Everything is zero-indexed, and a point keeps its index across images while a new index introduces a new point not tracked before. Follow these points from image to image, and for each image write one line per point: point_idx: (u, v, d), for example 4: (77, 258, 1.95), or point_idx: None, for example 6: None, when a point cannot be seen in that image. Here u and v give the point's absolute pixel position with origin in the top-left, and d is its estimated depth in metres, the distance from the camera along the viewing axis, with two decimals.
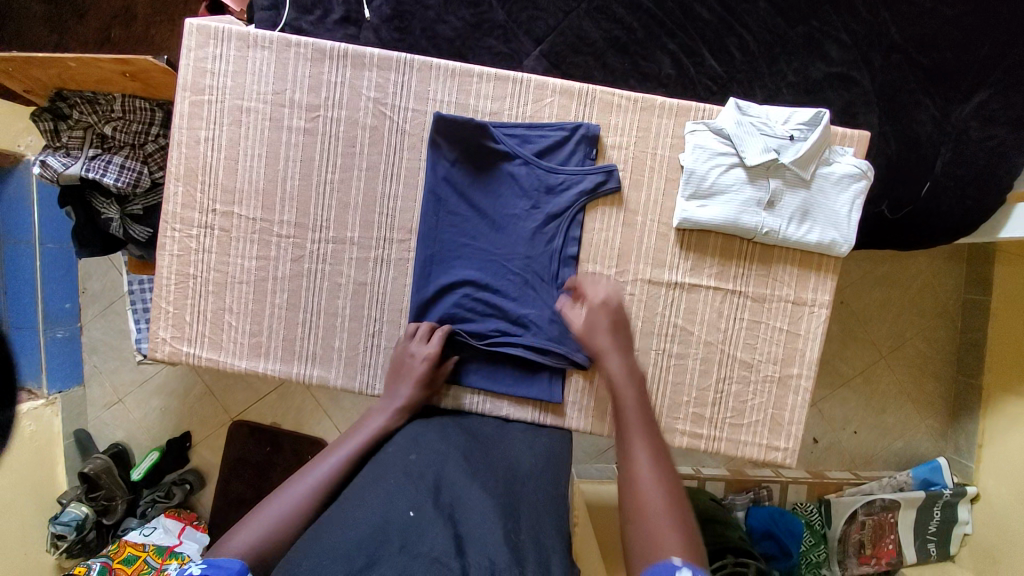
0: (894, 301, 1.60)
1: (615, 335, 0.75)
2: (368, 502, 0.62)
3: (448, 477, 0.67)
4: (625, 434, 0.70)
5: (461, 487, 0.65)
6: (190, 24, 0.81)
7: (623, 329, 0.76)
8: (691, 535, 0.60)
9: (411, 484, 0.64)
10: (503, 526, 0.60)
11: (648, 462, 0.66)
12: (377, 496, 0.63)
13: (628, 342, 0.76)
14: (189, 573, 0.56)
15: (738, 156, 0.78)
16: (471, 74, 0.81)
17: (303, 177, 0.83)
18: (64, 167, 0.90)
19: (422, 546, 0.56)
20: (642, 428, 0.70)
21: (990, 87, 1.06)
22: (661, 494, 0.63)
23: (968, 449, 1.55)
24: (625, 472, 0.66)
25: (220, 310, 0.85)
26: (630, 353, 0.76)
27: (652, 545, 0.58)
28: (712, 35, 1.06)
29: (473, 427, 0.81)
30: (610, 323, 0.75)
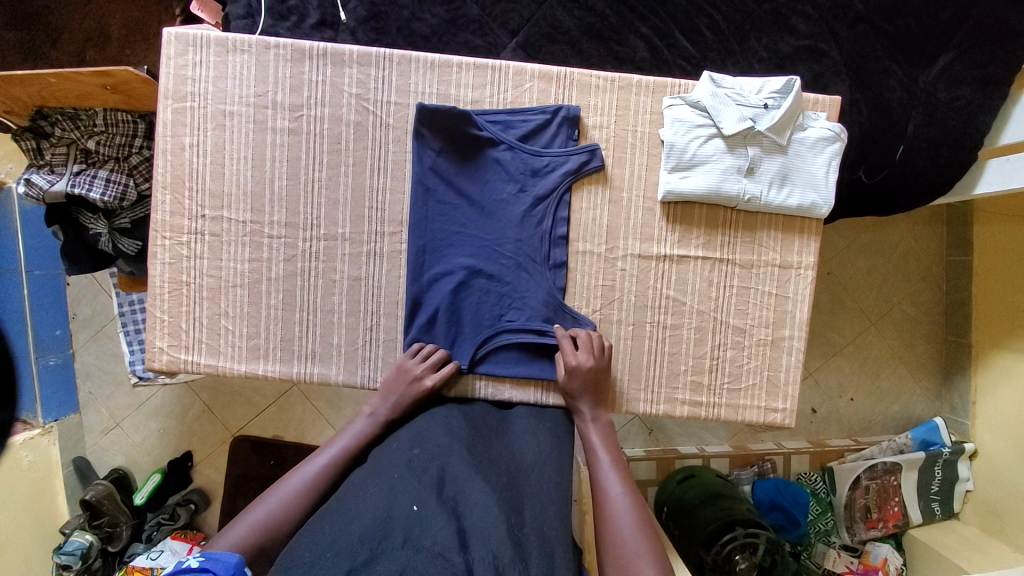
0: (880, 269, 1.63)
1: (589, 393, 0.79)
2: (370, 495, 0.61)
3: (451, 471, 0.65)
4: (599, 481, 0.73)
5: (465, 481, 0.63)
6: (168, 33, 0.82)
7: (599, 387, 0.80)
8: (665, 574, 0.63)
9: (413, 477, 0.63)
10: (507, 519, 0.58)
11: (623, 505, 0.69)
12: (378, 489, 0.62)
13: (603, 397, 0.80)
14: (186, 565, 0.56)
15: (715, 127, 0.80)
16: (450, 65, 0.83)
17: (290, 177, 0.84)
18: (49, 184, 0.90)
19: (424, 540, 0.54)
20: (615, 473, 0.73)
21: (953, 49, 1.10)
22: (636, 537, 0.66)
23: (963, 406, 1.59)
24: (602, 518, 0.69)
25: (216, 316, 0.85)
26: (600, 406, 0.80)
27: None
28: (682, 16, 1.09)
29: (474, 417, 0.81)
30: (588, 383, 0.79)
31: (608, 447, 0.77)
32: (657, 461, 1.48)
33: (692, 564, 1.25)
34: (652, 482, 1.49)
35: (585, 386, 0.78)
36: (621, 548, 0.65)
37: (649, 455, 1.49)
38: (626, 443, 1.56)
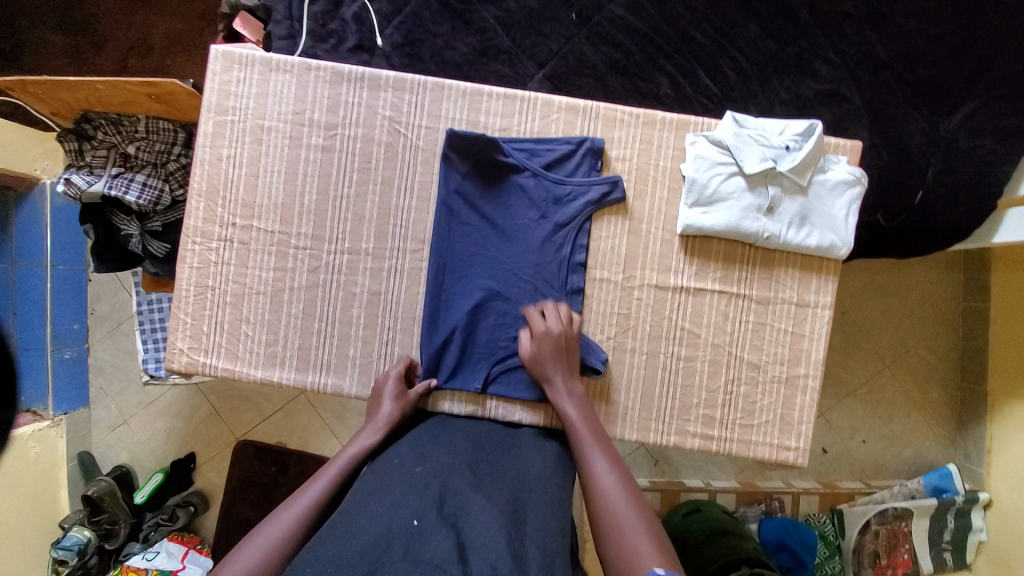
0: (894, 311, 1.62)
1: (563, 362, 0.80)
2: (372, 510, 0.61)
3: (453, 487, 0.65)
4: (582, 459, 0.74)
5: (467, 498, 0.63)
6: (215, 51, 0.86)
7: (569, 356, 0.80)
8: (658, 536, 0.63)
9: (415, 493, 0.63)
10: (507, 533, 0.58)
11: (609, 479, 0.70)
12: (381, 503, 0.62)
13: (575, 367, 0.81)
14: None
15: (737, 165, 0.82)
16: (481, 94, 0.86)
17: (320, 192, 0.86)
18: (88, 184, 0.94)
19: (423, 553, 0.53)
20: (598, 448, 0.74)
21: (974, 99, 1.12)
22: (626, 506, 0.66)
23: (977, 455, 1.55)
24: (591, 493, 0.70)
25: (237, 321, 0.87)
26: (574, 376, 0.81)
27: (626, 558, 0.60)
28: (706, 56, 1.13)
29: (483, 436, 0.80)
30: (558, 347, 0.80)
31: (588, 423, 0.77)
32: (662, 492, 1.46)
33: None
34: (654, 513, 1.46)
35: (554, 349, 0.79)
36: (613, 518, 0.65)
37: (654, 486, 1.47)
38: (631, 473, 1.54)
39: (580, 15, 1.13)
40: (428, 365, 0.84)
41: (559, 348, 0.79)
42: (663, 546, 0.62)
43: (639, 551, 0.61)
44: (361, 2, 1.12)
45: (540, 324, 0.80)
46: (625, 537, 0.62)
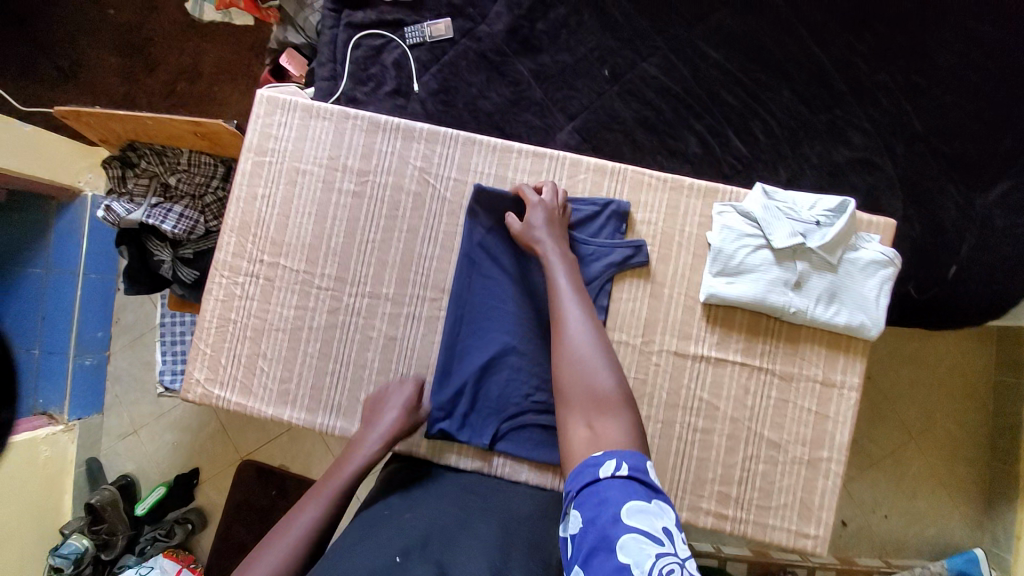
0: (921, 380, 1.56)
1: (552, 228, 0.81)
2: (356, 553, 0.61)
3: (441, 531, 0.64)
4: (559, 309, 0.75)
5: (454, 541, 0.62)
6: (261, 95, 0.90)
7: (560, 225, 0.82)
8: (623, 385, 0.68)
9: (400, 536, 0.63)
10: (492, 573, 0.56)
11: (582, 330, 0.72)
12: (365, 546, 0.62)
13: (564, 232, 0.82)
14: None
15: (765, 239, 0.81)
16: (511, 150, 0.88)
17: (347, 235, 0.88)
18: (127, 212, 0.98)
19: None
20: (575, 298, 0.75)
21: (1012, 177, 1.10)
22: (596, 359, 0.69)
23: (1006, 540, 1.45)
24: (562, 342, 0.72)
25: (254, 356, 0.88)
26: (563, 240, 0.81)
27: (589, 405, 0.66)
28: (736, 118, 1.14)
29: (479, 493, 0.78)
30: (550, 218, 0.82)
31: (569, 275, 0.78)
32: None
33: None
34: None
35: (548, 217, 0.81)
36: (581, 367, 0.69)
37: None
38: None
39: (612, 72, 1.15)
40: (436, 418, 0.83)
41: (552, 218, 0.81)
42: (626, 394, 0.67)
43: (603, 400, 0.66)
44: (402, 50, 1.17)
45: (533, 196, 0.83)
46: (594, 386, 0.67)
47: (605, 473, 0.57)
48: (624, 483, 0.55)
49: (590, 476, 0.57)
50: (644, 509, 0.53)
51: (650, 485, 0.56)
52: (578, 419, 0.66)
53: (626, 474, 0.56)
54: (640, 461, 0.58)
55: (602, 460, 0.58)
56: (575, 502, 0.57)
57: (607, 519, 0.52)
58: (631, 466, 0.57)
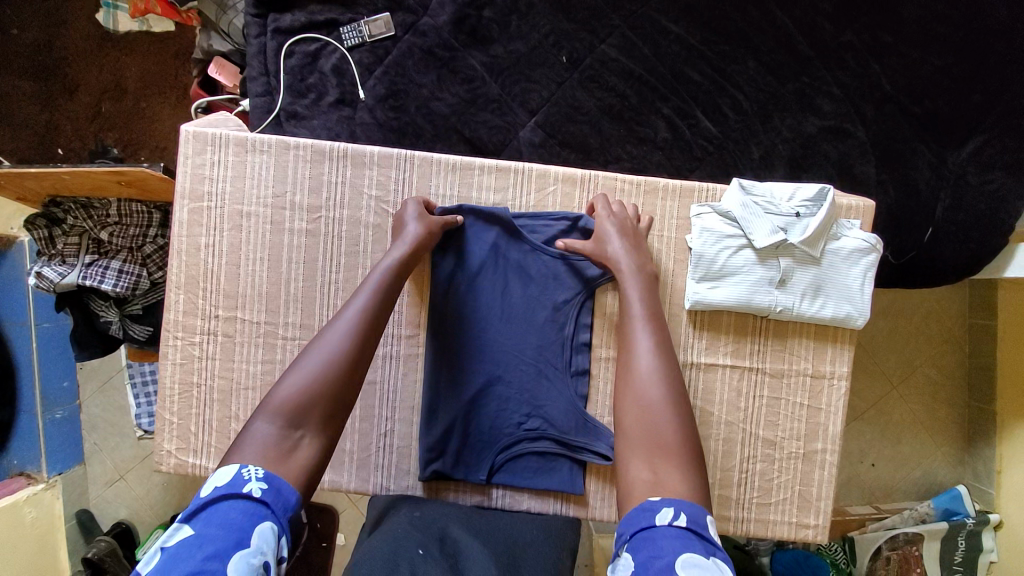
0: (901, 331, 1.59)
1: (627, 240, 0.76)
2: (377, 544, 0.69)
3: (451, 533, 0.73)
4: (630, 332, 0.71)
5: (464, 543, 0.71)
6: (185, 131, 0.81)
7: (640, 241, 0.77)
8: (687, 432, 0.64)
9: (418, 531, 0.71)
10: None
11: (652, 361, 0.68)
12: (386, 538, 0.70)
13: (641, 249, 0.77)
14: (248, 492, 0.53)
15: (746, 238, 0.77)
16: (472, 167, 0.81)
17: (307, 279, 0.81)
18: (60, 276, 0.88)
19: None
20: (647, 323, 0.71)
21: (984, 131, 1.07)
22: (664, 394, 0.66)
23: (987, 476, 1.55)
24: (630, 368, 0.69)
25: (225, 418, 0.82)
26: (641, 253, 0.76)
27: (653, 445, 0.63)
28: (704, 96, 1.07)
29: (476, 516, 0.79)
30: (626, 229, 0.77)
31: (644, 294, 0.74)
32: None
33: None
34: None
35: (626, 232, 0.76)
36: (647, 401, 0.66)
37: None
38: None
39: (570, 57, 1.06)
40: (427, 459, 0.81)
41: (630, 231, 0.77)
42: (691, 442, 0.64)
43: (668, 444, 0.63)
44: (340, 53, 1.06)
45: (604, 211, 0.77)
46: (658, 428, 0.63)
47: (661, 520, 0.55)
48: (681, 534, 0.53)
49: (645, 522, 0.55)
50: (701, 564, 0.50)
51: (709, 541, 0.54)
52: (640, 463, 0.62)
53: (685, 525, 0.54)
54: (700, 515, 0.56)
55: (659, 506, 0.56)
56: (627, 546, 0.55)
57: (658, 569, 0.50)
58: (689, 518, 0.55)
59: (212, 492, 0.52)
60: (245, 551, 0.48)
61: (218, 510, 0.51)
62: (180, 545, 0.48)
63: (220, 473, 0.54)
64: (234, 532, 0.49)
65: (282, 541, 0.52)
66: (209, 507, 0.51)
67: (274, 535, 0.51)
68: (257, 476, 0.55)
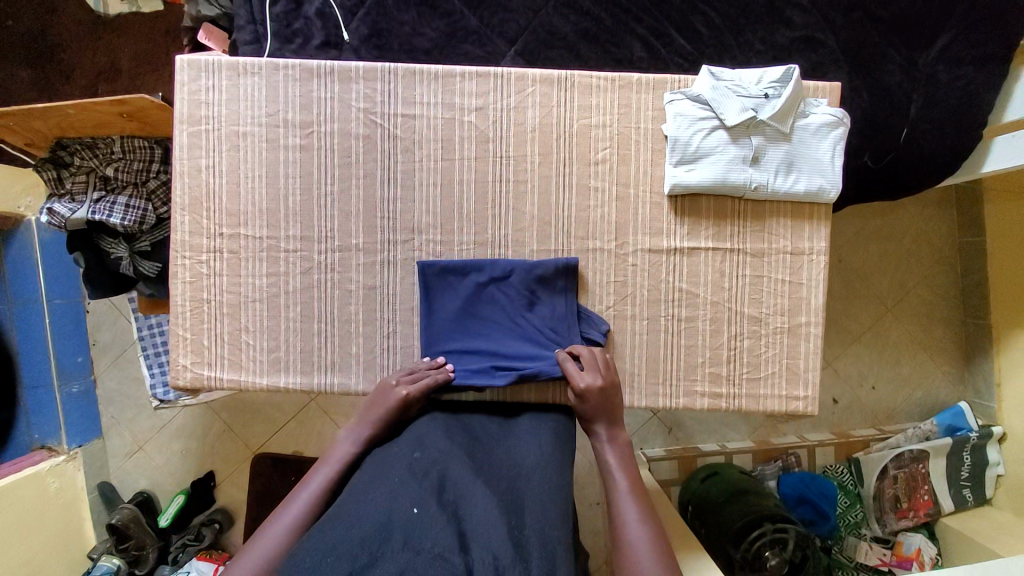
0: (892, 254, 1.62)
1: (604, 415, 0.79)
2: (370, 497, 0.62)
3: (452, 475, 0.65)
4: (616, 501, 0.71)
5: (466, 485, 0.63)
6: (180, 60, 0.85)
7: (613, 408, 0.79)
8: None
9: (415, 481, 0.64)
10: (508, 521, 0.59)
11: (639, 531, 0.67)
12: (379, 491, 0.63)
13: (618, 415, 0.80)
14: None
15: (718, 119, 0.81)
16: (454, 75, 0.85)
17: (304, 192, 0.86)
18: (71, 212, 0.93)
19: (424, 542, 0.55)
20: (630, 493, 0.71)
21: (950, 29, 1.10)
22: (654, 557, 0.64)
23: (987, 390, 1.57)
24: (613, 526, 0.69)
25: (237, 330, 0.87)
26: (616, 428, 0.79)
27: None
28: (677, 14, 1.11)
29: (479, 420, 0.82)
30: (604, 398, 0.79)
31: (617, 450, 0.78)
32: (678, 459, 1.51)
33: (720, 561, 1.27)
34: (675, 481, 1.51)
35: (600, 404, 0.78)
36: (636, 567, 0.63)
37: (670, 454, 1.52)
38: (647, 443, 1.57)
39: None
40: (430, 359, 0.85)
41: (608, 403, 0.79)
42: None
43: None
44: None
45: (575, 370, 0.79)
46: None
47: None
48: None
49: None
50: None
51: None
52: None
53: None
54: None
55: None
56: None
57: None
58: None
59: None
60: None
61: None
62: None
63: None
64: None
65: None
66: None
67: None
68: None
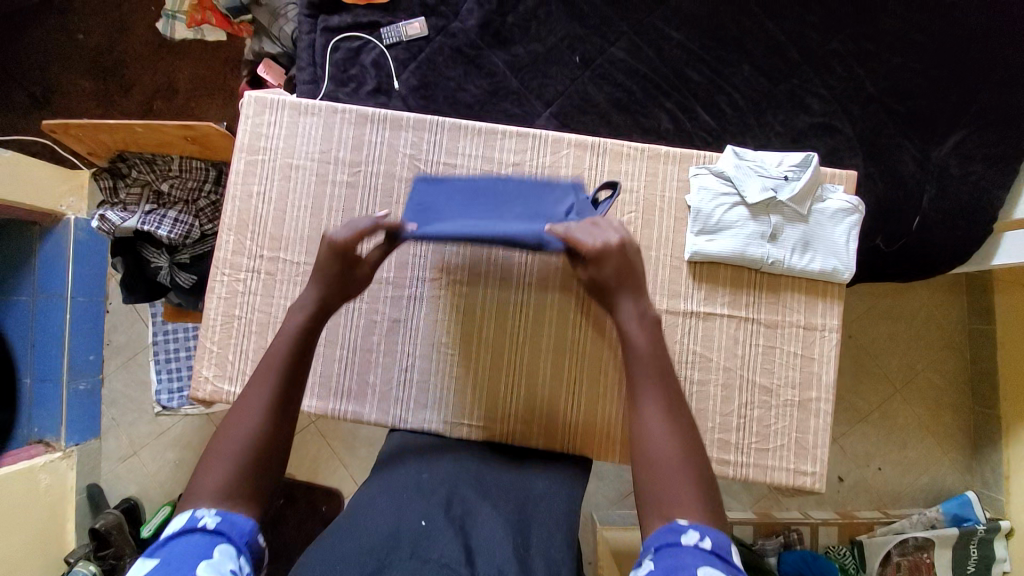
0: (900, 334, 1.64)
1: (617, 277, 0.71)
2: (380, 507, 0.72)
3: (459, 495, 0.75)
4: (636, 381, 0.68)
5: (472, 505, 0.73)
6: (249, 96, 0.93)
7: (625, 270, 0.71)
8: (703, 480, 0.62)
9: (423, 499, 0.73)
10: (513, 540, 0.68)
11: (658, 412, 0.66)
12: (388, 504, 0.72)
13: (629, 275, 0.71)
14: (203, 524, 0.57)
15: (739, 196, 0.87)
16: (496, 133, 0.92)
17: (344, 224, 0.91)
18: (121, 221, 1.00)
19: (430, 552, 0.65)
20: (652, 370, 0.68)
21: (963, 128, 1.18)
22: (674, 437, 0.64)
23: (996, 482, 1.54)
24: (637, 427, 0.66)
25: (261, 349, 0.90)
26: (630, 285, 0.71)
27: (667, 502, 0.61)
28: (704, 94, 1.19)
29: (488, 459, 0.82)
30: (614, 261, 0.71)
31: (647, 341, 0.70)
32: None
33: None
34: None
35: (614, 268, 0.71)
36: (659, 454, 0.63)
37: None
38: None
39: (583, 58, 1.20)
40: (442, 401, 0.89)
41: (617, 269, 0.71)
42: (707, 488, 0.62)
43: (684, 498, 0.61)
44: (380, 49, 1.20)
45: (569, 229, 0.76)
46: (671, 482, 0.61)
47: (688, 540, 0.57)
48: (707, 556, 0.55)
49: (670, 539, 0.57)
50: None
51: (731, 565, 0.55)
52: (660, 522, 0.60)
53: (709, 548, 0.56)
54: (725, 541, 0.57)
55: (684, 527, 0.58)
56: (650, 556, 0.57)
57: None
58: (714, 542, 0.57)
59: (169, 532, 0.56)
60: (207, 569, 0.53)
61: (178, 543, 0.55)
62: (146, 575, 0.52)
63: (177, 517, 0.58)
64: (193, 556, 0.54)
65: (242, 559, 0.57)
66: (170, 542, 0.55)
67: (233, 554, 0.56)
68: (211, 511, 0.58)
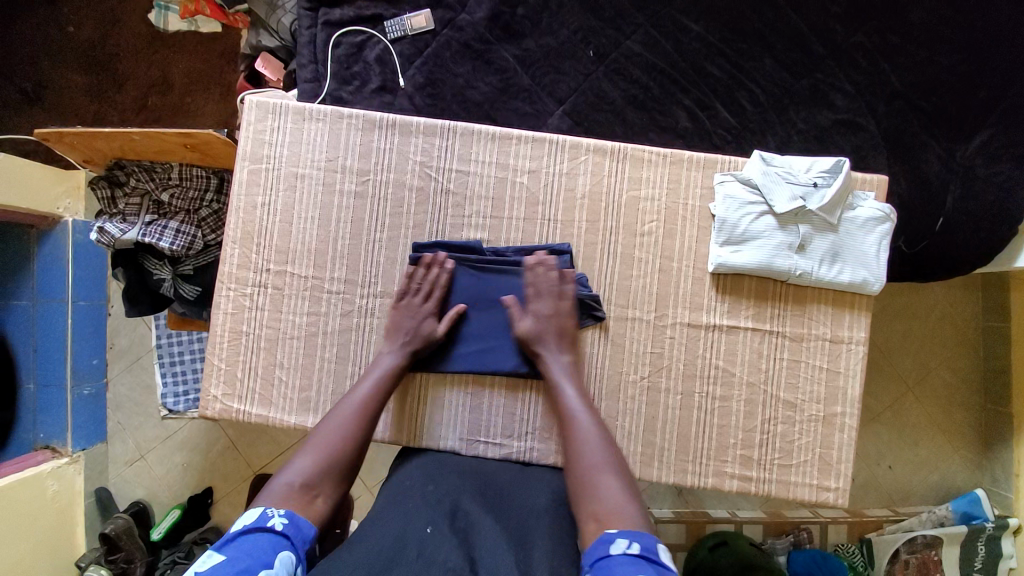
0: (915, 333, 1.61)
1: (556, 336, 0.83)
2: (383, 524, 0.67)
3: (464, 506, 0.70)
4: (564, 412, 0.78)
5: (477, 516, 0.68)
6: (250, 100, 0.88)
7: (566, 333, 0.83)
8: (630, 491, 0.68)
9: (427, 509, 0.69)
10: (516, 551, 0.62)
11: (590, 430, 0.75)
12: (391, 518, 0.67)
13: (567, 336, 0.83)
14: (272, 525, 0.60)
15: (767, 204, 0.84)
16: (511, 138, 0.88)
17: (353, 237, 0.87)
18: (121, 232, 0.96)
19: (436, 557, 0.59)
20: (580, 403, 0.79)
21: (991, 126, 1.13)
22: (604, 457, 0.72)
23: (1005, 480, 1.53)
24: (571, 446, 0.75)
25: (270, 365, 0.87)
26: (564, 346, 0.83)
27: (593, 509, 0.66)
28: (723, 90, 1.14)
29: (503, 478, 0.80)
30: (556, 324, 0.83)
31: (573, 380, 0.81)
32: (687, 524, 1.47)
33: None
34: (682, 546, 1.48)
35: (551, 329, 0.82)
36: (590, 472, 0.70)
37: (679, 517, 1.48)
38: (655, 503, 1.55)
39: (597, 52, 1.15)
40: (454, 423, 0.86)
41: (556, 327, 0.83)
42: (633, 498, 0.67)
43: (610, 501, 0.66)
44: (383, 44, 1.14)
45: (535, 307, 0.83)
46: (597, 490, 0.68)
47: (617, 549, 0.58)
48: (633, 560, 0.56)
49: (602, 551, 0.58)
50: None
51: (661, 565, 0.57)
52: (588, 525, 0.65)
53: (637, 552, 0.57)
54: (654, 544, 0.59)
55: (614, 537, 0.60)
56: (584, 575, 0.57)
57: None
58: (643, 546, 0.58)
59: (239, 527, 0.58)
60: (271, 572, 0.54)
61: (247, 539, 0.57)
62: (211, 570, 0.53)
63: (247, 514, 0.61)
64: (262, 555, 0.55)
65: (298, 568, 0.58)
66: (241, 537, 0.57)
67: (293, 562, 0.58)
68: (280, 512, 0.62)
